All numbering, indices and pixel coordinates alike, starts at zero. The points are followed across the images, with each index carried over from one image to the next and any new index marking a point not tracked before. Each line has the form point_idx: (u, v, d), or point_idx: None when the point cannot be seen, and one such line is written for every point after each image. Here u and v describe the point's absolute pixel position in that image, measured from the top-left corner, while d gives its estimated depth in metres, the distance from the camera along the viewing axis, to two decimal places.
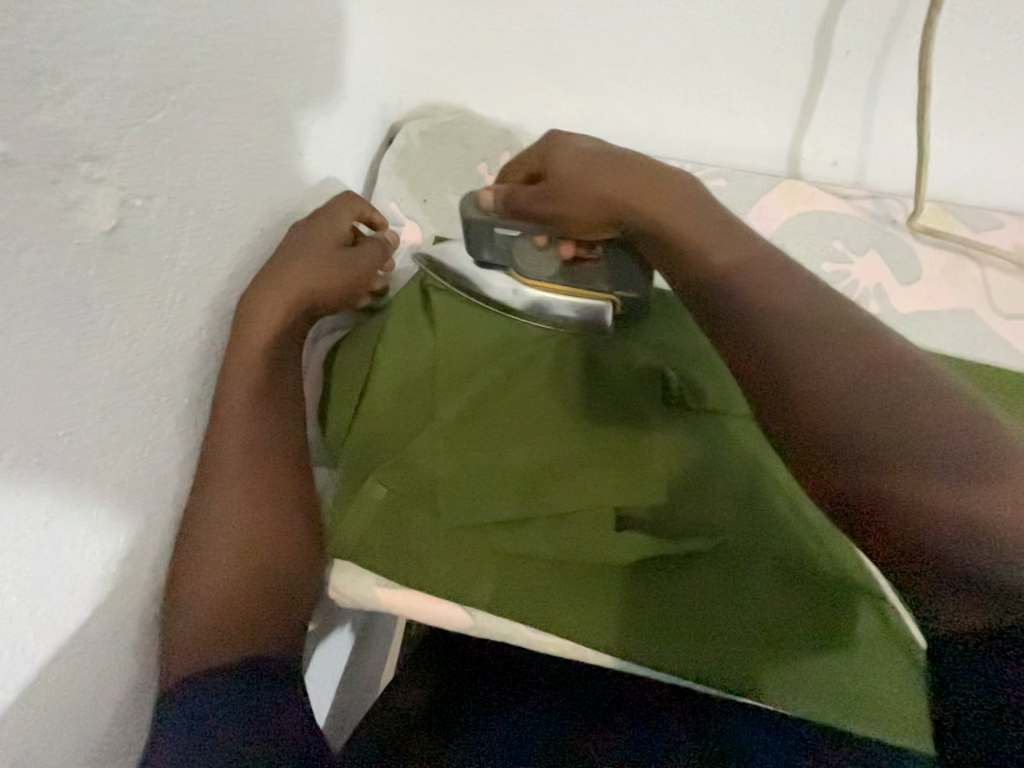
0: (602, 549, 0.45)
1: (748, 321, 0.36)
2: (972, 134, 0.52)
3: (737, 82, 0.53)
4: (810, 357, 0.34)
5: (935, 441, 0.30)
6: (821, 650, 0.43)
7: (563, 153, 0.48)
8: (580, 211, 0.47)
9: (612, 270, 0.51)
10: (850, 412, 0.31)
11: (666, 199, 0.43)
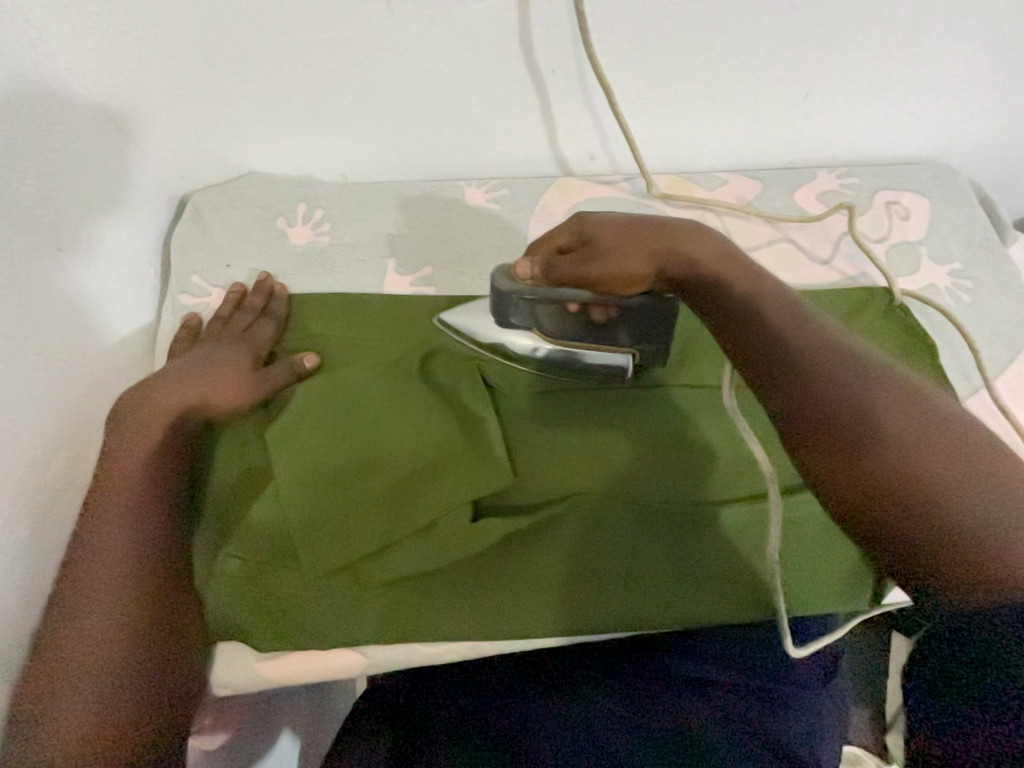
0: (466, 544, 0.47)
1: (785, 355, 0.39)
2: (674, 119, 0.63)
3: (483, 107, 0.60)
4: (849, 384, 0.37)
5: (939, 470, 0.34)
6: (674, 565, 0.49)
7: (603, 220, 0.48)
8: (625, 265, 0.47)
9: (637, 326, 0.50)
10: (859, 421, 0.36)
11: (722, 251, 0.46)
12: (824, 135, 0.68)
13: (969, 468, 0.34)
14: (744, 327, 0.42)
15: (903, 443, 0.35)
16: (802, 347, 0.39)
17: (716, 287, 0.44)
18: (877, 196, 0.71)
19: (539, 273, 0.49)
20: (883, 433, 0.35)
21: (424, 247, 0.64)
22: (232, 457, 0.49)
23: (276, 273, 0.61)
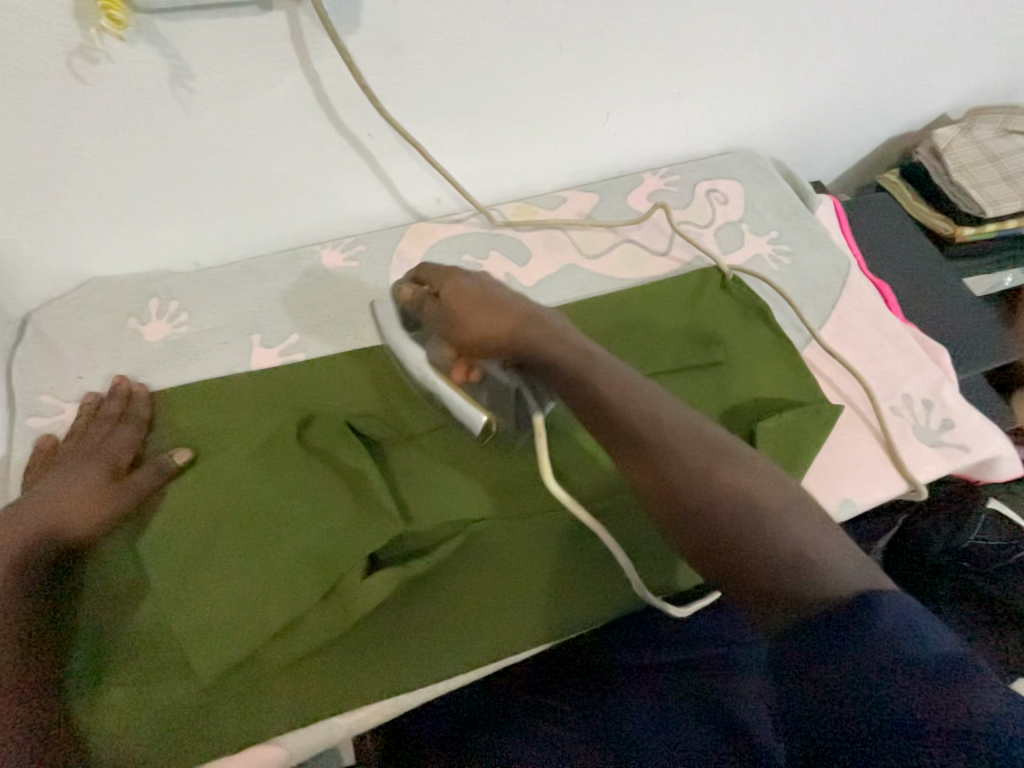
0: (366, 603, 0.47)
1: (622, 416, 0.42)
2: (499, 157, 0.69)
3: (315, 176, 0.62)
4: (677, 439, 0.41)
5: (776, 525, 0.37)
6: (575, 566, 0.52)
7: (466, 284, 0.49)
8: (484, 321, 0.47)
9: (494, 394, 0.49)
10: (697, 494, 0.39)
11: (568, 337, 0.46)
12: (638, 145, 0.76)
13: (779, 502, 0.38)
14: (591, 415, 0.43)
15: (740, 507, 0.38)
16: (634, 410, 0.42)
17: (552, 368, 0.45)
18: (698, 186, 0.79)
19: (417, 305, 0.51)
20: (712, 499, 0.38)
21: (288, 316, 0.64)
22: (113, 571, 0.48)
23: (136, 374, 0.59)
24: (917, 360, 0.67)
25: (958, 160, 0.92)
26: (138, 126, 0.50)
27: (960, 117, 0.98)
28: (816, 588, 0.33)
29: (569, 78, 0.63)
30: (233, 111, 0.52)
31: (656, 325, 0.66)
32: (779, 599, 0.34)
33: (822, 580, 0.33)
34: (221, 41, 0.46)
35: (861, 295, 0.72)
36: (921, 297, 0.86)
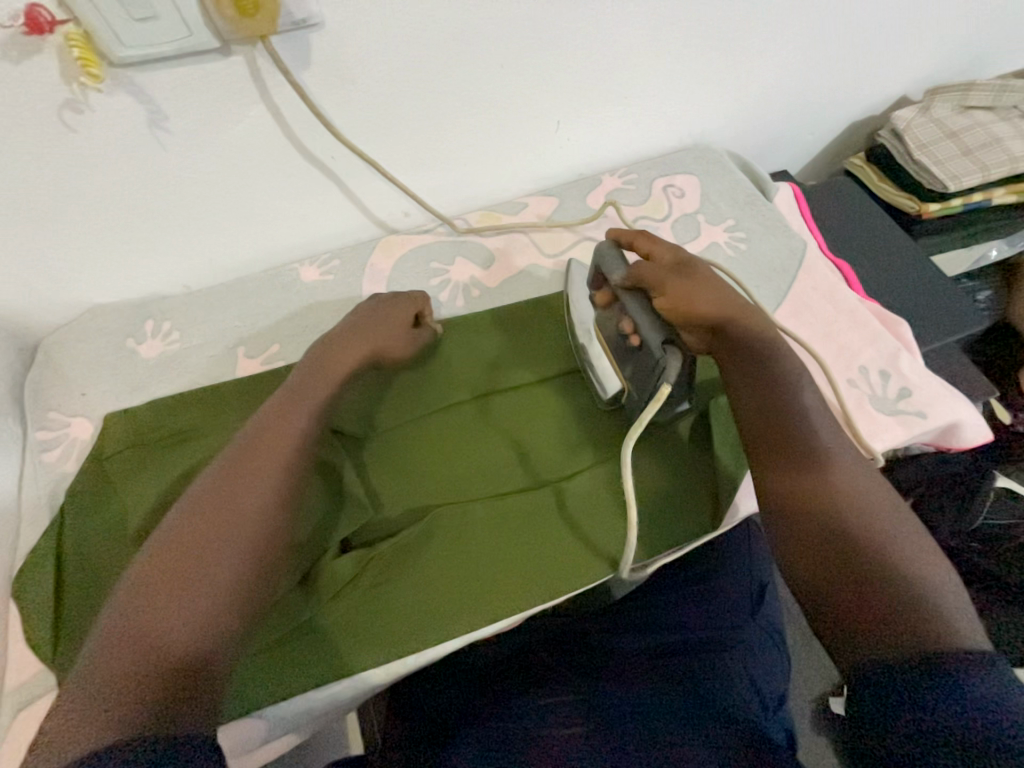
0: (331, 585, 0.52)
1: (793, 457, 0.52)
2: (459, 169, 0.73)
3: (289, 199, 0.68)
4: (847, 474, 0.51)
5: (895, 570, 0.45)
6: (530, 549, 0.55)
7: (701, 274, 0.56)
8: (685, 293, 0.54)
9: (637, 367, 0.56)
10: (849, 498, 0.49)
11: (766, 350, 0.55)
12: (593, 148, 0.81)
13: (907, 557, 0.46)
14: (774, 414, 0.53)
15: (874, 532, 0.47)
16: (805, 457, 0.52)
17: (752, 379, 0.54)
18: (655, 183, 0.83)
19: (628, 275, 0.56)
20: (887, 502, 0.50)
21: (269, 328, 0.70)
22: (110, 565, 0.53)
23: (134, 389, 0.65)
24: (871, 331, 0.68)
25: (920, 140, 0.94)
26: (124, 165, 0.56)
27: (921, 97, 1.00)
28: (931, 626, 0.41)
29: (517, 93, 0.68)
30: (208, 146, 0.58)
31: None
32: (891, 635, 0.41)
33: (925, 632, 0.40)
34: (192, 85, 0.52)
35: (816, 276, 0.74)
36: (886, 275, 0.87)
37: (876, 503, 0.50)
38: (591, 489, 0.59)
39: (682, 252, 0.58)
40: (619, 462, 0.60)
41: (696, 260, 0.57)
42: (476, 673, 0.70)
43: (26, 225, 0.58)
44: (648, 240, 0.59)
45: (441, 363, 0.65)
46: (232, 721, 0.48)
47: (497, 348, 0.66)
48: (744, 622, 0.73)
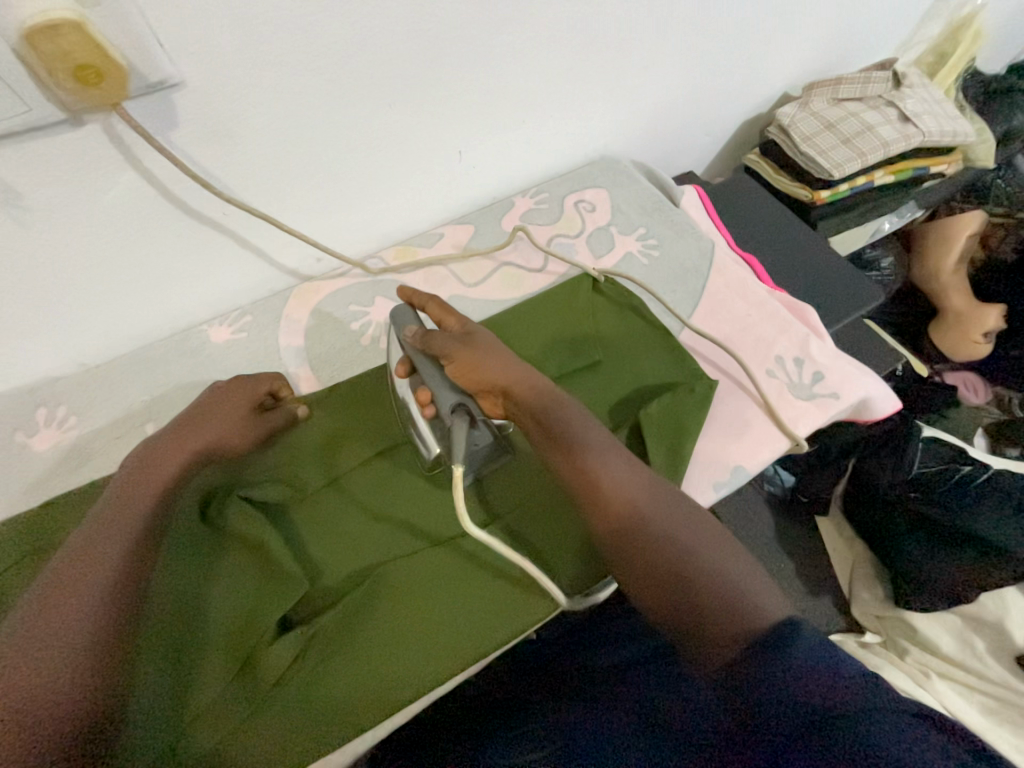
0: (273, 671, 0.48)
1: (594, 490, 0.50)
2: (366, 208, 0.72)
3: (185, 261, 0.64)
4: (651, 491, 0.50)
5: (706, 572, 0.45)
6: (482, 590, 0.54)
7: (482, 341, 0.55)
8: (465, 367, 0.53)
9: (445, 438, 0.52)
10: (637, 548, 0.47)
11: (547, 400, 0.53)
12: (500, 173, 0.81)
13: (711, 552, 0.47)
14: (562, 462, 0.51)
15: (679, 551, 0.47)
16: (601, 482, 0.50)
17: (549, 442, 0.52)
18: (566, 200, 0.84)
19: (420, 342, 0.56)
20: (677, 532, 0.48)
21: (180, 399, 0.65)
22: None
23: (28, 489, 0.59)
24: (782, 322, 0.72)
25: (803, 132, 1.00)
26: None
27: (800, 93, 1.07)
28: (739, 620, 0.41)
29: (409, 130, 0.67)
30: (76, 219, 0.54)
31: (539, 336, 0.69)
32: (713, 640, 0.41)
33: (738, 619, 0.41)
34: (45, 161, 0.48)
35: (726, 273, 0.77)
36: (792, 261, 0.93)
37: (671, 535, 0.48)
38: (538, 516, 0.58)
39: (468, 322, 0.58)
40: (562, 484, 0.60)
41: (482, 334, 0.56)
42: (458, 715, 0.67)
43: None
44: (442, 306, 0.60)
45: (370, 410, 0.63)
46: None
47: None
48: None
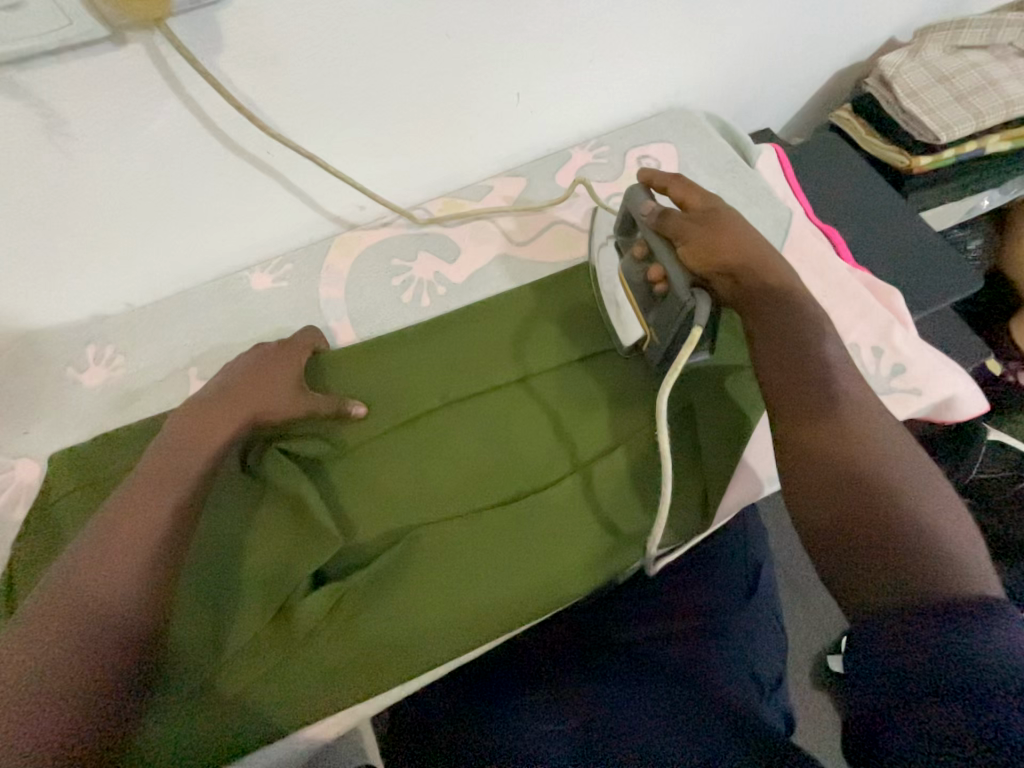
0: (305, 622, 0.49)
1: (823, 393, 0.47)
2: (413, 154, 0.67)
3: (229, 202, 0.62)
4: (859, 428, 0.45)
5: (907, 521, 0.40)
6: (512, 565, 0.53)
7: (728, 216, 0.56)
8: (707, 245, 0.53)
9: (659, 315, 0.54)
10: (834, 480, 0.43)
11: (784, 282, 0.53)
12: (559, 120, 0.74)
13: (924, 508, 0.41)
14: (786, 352, 0.50)
15: (881, 493, 0.42)
16: (842, 385, 0.48)
17: (774, 337, 0.51)
18: (628, 155, 0.77)
19: (655, 219, 0.56)
20: (891, 477, 0.43)
21: (222, 345, 0.65)
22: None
23: (80, 422, 0.61)
24: (863, 305, 0.65)
25: (909, 87, 0.87)
26: (27, 180, 0.50)
27: (910, 38, 0.92)
28: (940, 575, 0.37)
29: (468, 65, 0.61)
30: (122, 149, 0.51)
31: (590, 304, 0.65)
32: (894, 579, 0.38)
33: (942, 576, 0.37)
34: (90, 83, 0.46)
35: (803, 247, 0.70)
36: (876, 237, 0.83)
37: (883, 476, 0.43)
38: (574, 496, 0.56)
39: (711, 199, 0.58)
40: (604, 464, 0.57)
41: (729, 211, 0.57)
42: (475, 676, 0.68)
43: None
44: (680, 189, 0.59)
45: (409, 373, 0.61)
46: None
47: (468, 351, 0.62)
48: (741, 605, 0.72)
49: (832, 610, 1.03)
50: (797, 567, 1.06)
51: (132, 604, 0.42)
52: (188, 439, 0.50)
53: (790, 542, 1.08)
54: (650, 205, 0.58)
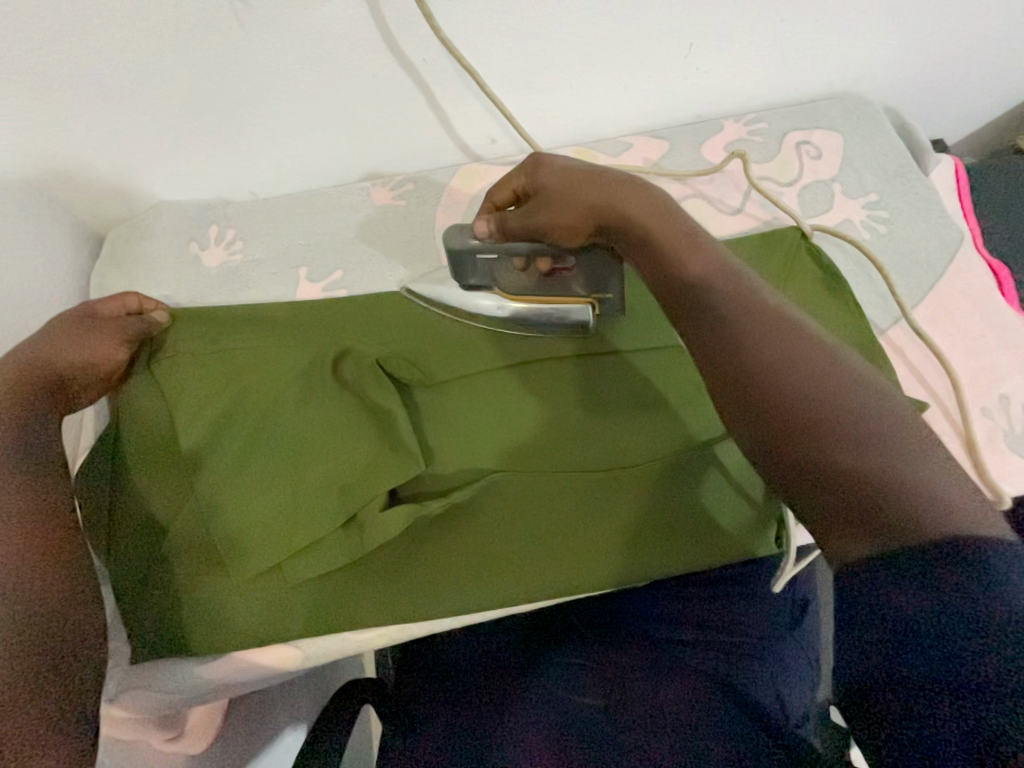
0: (378, 534, 0.50)
1: (739, 337, 0.35)
2: (563, 90, 0.63)
3: (373, 110, 0.60)
4: (777, 340, 0.34)
5: (857, 456, 0.30)
6: (589, 529, 0.53)
7: (550, 173, 0.47)
8: (567, 216, 0.46)
9: (588, 273, 0.51)
10: (770, 402, 0.33)
11: (660, 203, 0.43)
12: (722, 86, 0.68)
13: (870, 432, 0.31)
14: (679, 274, 0.39)
15: (815, 414, 0.32)
16: (760, 302, 0.36)
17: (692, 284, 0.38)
18: (788, 137, 0.69)
19: (496, 229, 0.50)
20: (830, 399, 0.32)
21: (333, 251, 0.65)
22: (154, 469, 0.53)
23: (193, 294, 0.63)
24: None
25: None
26: (198, 31, 0.50)
27: None
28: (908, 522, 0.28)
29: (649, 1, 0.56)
30: (289, 25, 0.51)
31: None
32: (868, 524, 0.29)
33: (916, 514, 0.28)
34: None
35: (967, 277, 0.62)
36: None
37: (828, 374, 0.33)
38: (661, 482, 0.54)
39: (530, 156, 0.49)
40: (703, 454, 0.54)
41: (550, 153, 0.48)
42: (503, 630, 0.70)
43: (101, 105, 0.54)
44: (497, 184, 0.52)
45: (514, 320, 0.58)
46: (274, 643, 0.51)
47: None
48: (781, 632, 0.68)
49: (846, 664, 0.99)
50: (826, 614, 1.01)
51: None
52: (65, 331, 0.51)
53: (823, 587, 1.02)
54: (478, 226, 0.50)
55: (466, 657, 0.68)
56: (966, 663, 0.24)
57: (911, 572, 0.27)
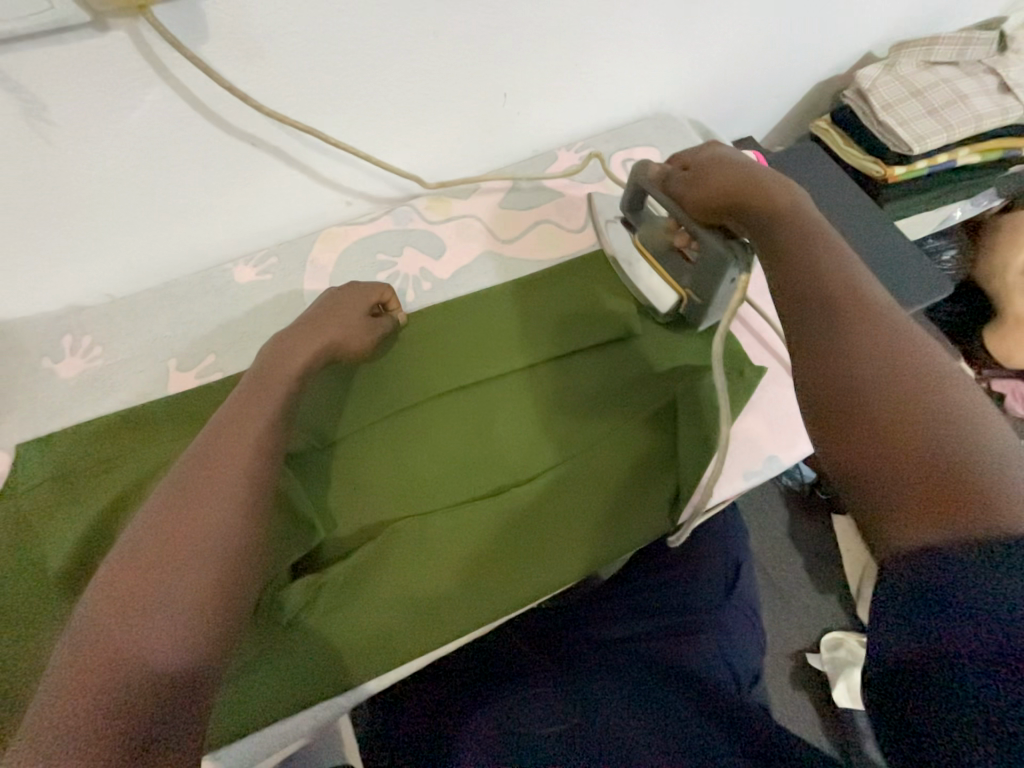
0: (281, 612, 0.49)
1: (817, 287, 0.45)
2: (401, 148, 0.68)
3: (217, 196, 0.62)
4: (860, 304, 0.43)
5: (924, 410, 0.36)
6: (501, 551, 0.55)
7: (709, 161, 0.57)
8: (706, 190, 0.55)
9: (698, 273, 0.58)
10: (845, 336, 0.41)
11: (796, 206, 0.51)
12: (546, 122, 0.76)
13: (944, 403, 0.36)
14: (778, 246, 0.49)
15: (889, 358, 0.39)
16: (848, 276, 0.45)
17: (795, 258, 0.47)
18: (615, 157, 0.78)
19: (659, 178, 0.60)
20: (899, 357, 0.39)
21: (204, 336, 0.64)
22: (25, 611, 0.49)
23: (53, 412, 0.59)
24: None
25: (885, 99, 0.90)
26: None
27: (885, 54, 0.95)
28: (975, 488, 0.32)
29: (455, 65, 0.62)
30: (101, 132, 0.51)
31: (562, 309, 0.66)
32: (944, 500, 0.32)
33: (984, 494, 0.31)
34: (71, 67, 0.46)
35: None
36: (850, 246, 0.86)
37: (913, 346, 0.40)
38: (553, 491, 0.57)
39: (706, 148, 0.60)
40: (584, 457, 0.59)
41: (721, 151, 0.59)
42: (456, 666, 0.69)
43: None
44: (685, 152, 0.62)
45: (407, 371, 0.61)
46: None
47: (469, 340, 0.64)
48: (718, 601, 0.72)
49: (811, 612, 1.05)
50: (773, 568, 1.08)
51: (204, 562, 0.39)
52: None
53: (762, 542, 1.10)
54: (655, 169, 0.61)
55: (421, 699, 0.66)
56: (964, 645, 0.28)
57: (946, 589, 0.30)
